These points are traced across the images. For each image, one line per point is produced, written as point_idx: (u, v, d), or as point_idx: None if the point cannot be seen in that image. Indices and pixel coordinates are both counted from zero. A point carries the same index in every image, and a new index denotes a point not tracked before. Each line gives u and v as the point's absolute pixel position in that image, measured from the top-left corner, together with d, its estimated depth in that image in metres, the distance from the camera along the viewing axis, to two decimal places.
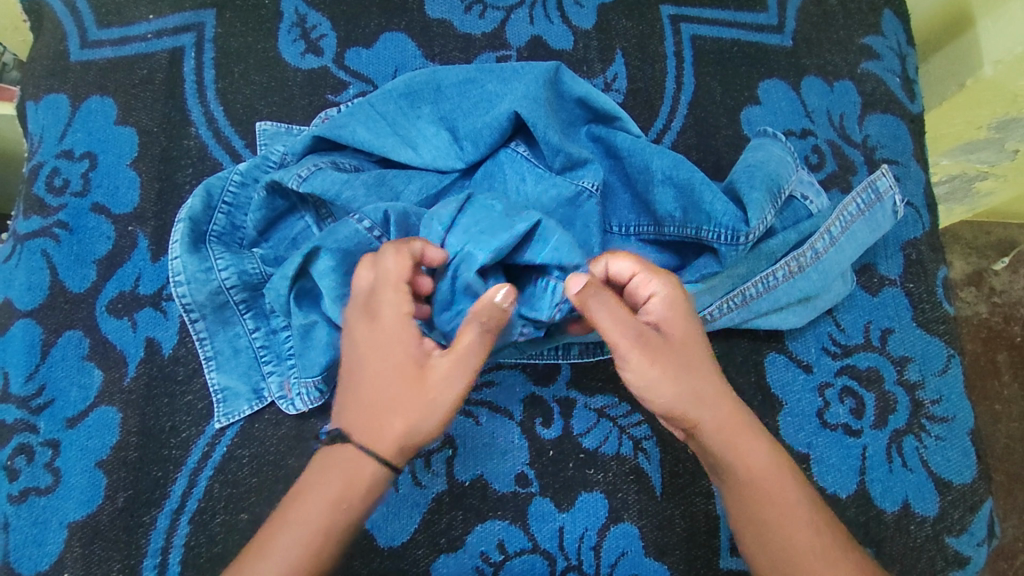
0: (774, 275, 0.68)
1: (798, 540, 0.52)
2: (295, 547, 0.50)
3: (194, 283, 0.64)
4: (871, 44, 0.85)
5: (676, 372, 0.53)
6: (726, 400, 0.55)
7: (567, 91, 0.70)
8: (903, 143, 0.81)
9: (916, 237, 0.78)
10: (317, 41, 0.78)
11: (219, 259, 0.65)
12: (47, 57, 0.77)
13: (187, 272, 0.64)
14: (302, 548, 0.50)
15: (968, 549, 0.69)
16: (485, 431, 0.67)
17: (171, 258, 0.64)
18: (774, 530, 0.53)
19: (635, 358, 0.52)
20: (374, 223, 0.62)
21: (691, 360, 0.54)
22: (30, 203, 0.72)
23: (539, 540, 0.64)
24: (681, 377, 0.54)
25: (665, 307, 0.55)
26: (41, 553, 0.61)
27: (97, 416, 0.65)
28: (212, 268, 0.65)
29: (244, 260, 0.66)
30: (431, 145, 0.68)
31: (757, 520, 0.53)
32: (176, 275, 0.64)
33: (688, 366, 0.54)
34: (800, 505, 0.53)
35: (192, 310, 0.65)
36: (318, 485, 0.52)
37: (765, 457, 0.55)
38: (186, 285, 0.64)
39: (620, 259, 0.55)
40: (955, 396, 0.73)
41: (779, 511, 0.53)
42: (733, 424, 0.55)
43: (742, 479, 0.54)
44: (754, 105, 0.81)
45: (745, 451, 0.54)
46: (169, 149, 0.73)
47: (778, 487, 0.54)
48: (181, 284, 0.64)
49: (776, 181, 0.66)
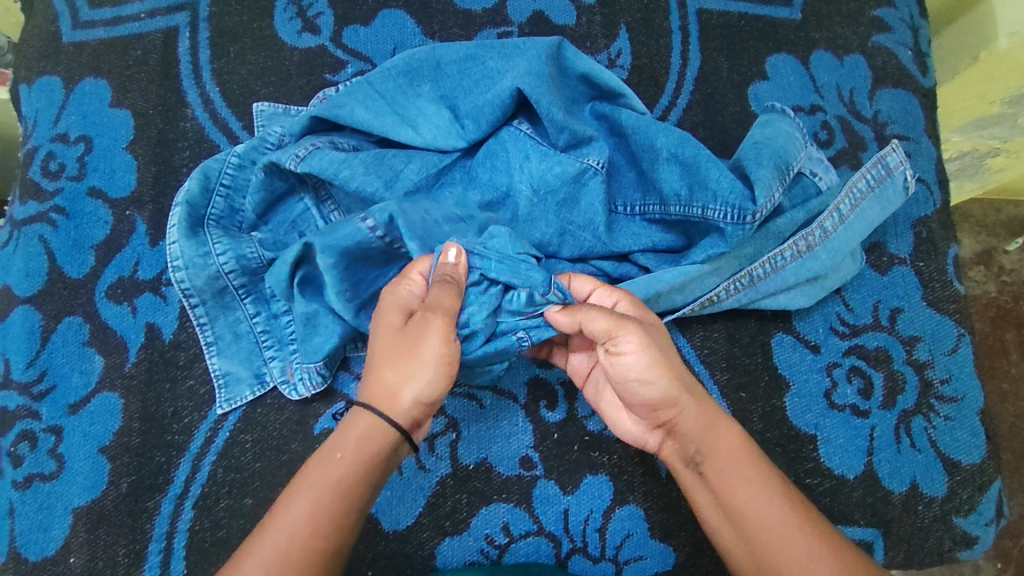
0: (781, 255, 0.67)
1: (772, 527, 0.51)
2: (308, 514, 0.49)
3: (192, 268, 0.63)
4: (883, 16, 0.83)
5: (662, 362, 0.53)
6: (700, 394, 0.55)
7: (570, 67, 0.68)
8: (915, 118, 0.80)
9: (927, 214, 0.77)
10: (314, 19, 0.77)
11: (218, 243, 0.64)
12: (39, 38, 0.75)
13: (184, 257, 0.63)
14: (315, 518, 0.49)
15: (976, 529, 0.69)
16: (488, 414, 0.66)
17: (169, 242, 0.63)
18: (748, 521, 0.52)
19: (631, 338, 0.53)
20: (377, 224, 0.61)
21: (673, 353, 0.55)
22: (27, 188, 0.71)
23: (544, 523, 0.64)
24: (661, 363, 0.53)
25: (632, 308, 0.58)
26: (47, 539, 0.61)
27: (100, 402, 0.64)
28: (210, 253, 0.63)
29: (243, 244, 0.65)
30: (432, 124, 0.66)
31: (729, 508, 0.53)
32: (174, 260, 0.63)
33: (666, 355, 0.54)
34: (774, 488, 0.53)
35: (192, 295, 0.64)
36: (333, 459, 0.51)
37: (742, 446, 0.55)
38: (185, 270, 0.63)
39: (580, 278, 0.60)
40: (964, 375, 0.72)
41: (750, 497, 0.52)
42: (706, 419, 0.55)
43: (722, 467, 0.54)
44: (762, 81, 0.79)
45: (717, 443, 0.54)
46: (166, 132, 0.72)
47: (755, 473, 0.53)
48: (179, 269, 0.63)
49: (784, 157, 0.64)
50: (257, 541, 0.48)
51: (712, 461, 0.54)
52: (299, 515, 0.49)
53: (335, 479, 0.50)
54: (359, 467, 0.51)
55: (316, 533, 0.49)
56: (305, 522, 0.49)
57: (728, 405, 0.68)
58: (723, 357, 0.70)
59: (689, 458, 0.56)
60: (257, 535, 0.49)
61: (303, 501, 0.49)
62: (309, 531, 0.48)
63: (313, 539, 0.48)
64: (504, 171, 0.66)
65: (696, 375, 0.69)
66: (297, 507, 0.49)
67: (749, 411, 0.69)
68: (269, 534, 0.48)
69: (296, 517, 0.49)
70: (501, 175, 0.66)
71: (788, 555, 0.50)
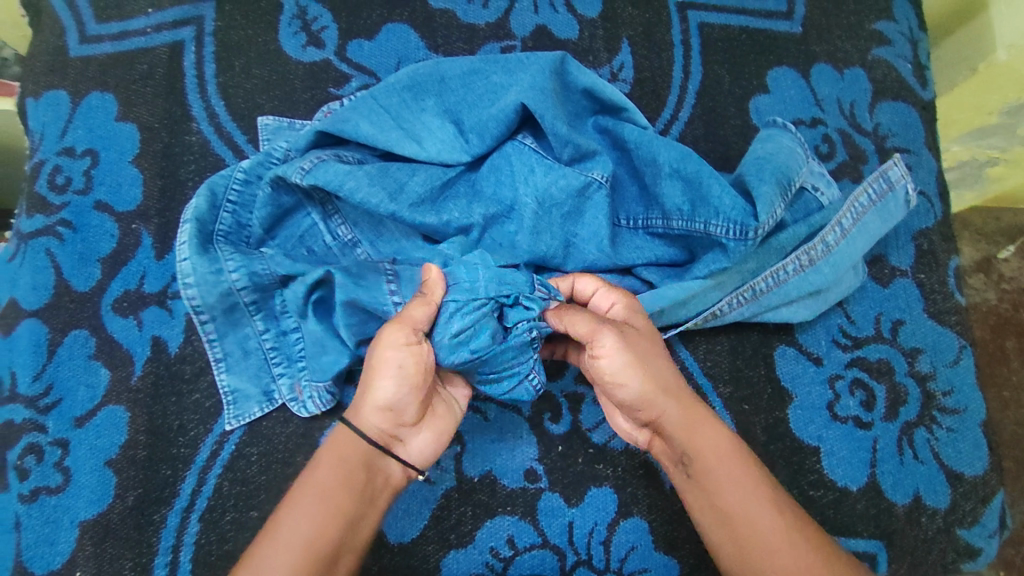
0: (784, 269, 0.67)
1: (759, 527, 0.52)
2: (301, 529, 0.51)
3: (204, 285, 0.62)
4: (882, 29, 0.84)
5: (642, 366, 0.55)
6: (683, 395, 0.56)
7: (573, 81, 0.69)
8: (914, 130, 0.80)
9: (928, 226, 0.77)
10: (318, 33, 0.77)
11: (229, 259, 0.63)
12: (46, 53, 0.76)
13: (197, 274, 0.62)
14: (308, 534, 0.51)
15: (979, 540, 0.69)
16: (493, 426, 0.67)
17: (179, 259, 0.62)
18: (738, 524, 0.53)
19: (608, 342, 0.54)
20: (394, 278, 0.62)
21: (656, 353, 0.56)
22: (33, 202, 0.71)
23: (549, 536, 0.64)
24: (635, 368, 0.54)
25: (627, 311, 0.59)
26: (52, 553, 0.61)
27: (106, 415, 0.65)
28: (222, 270, 0.63)
29: (255, 260, 0.64)
30: (436, 138, 0.66)
31: (718, 510, 0.54)
32: (185, 277, 0.62)
33: (649, 358, 0.55)
34: (763, 490, 0.54)
35: (202, 311, 0.63)
36: (314, 473, 0.54)
37: (731, 448, 0.55)
38: (196, 287, 0.62)
39: (583, 278, 0.61)
40: (966, 387, 0.72)
41: (739, 498, 0.53)
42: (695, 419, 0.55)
43: (710, 467, 0.54)
44: (763, 94, 0.80)
45: (706, 441, 0.55)
46: (172, 145, 0.73)
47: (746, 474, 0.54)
48: (191, 286, 0.62)
49: (786, 173, 0.65)
50: (251, 559, 0.50)
51: (701, 461, 0.55)
52: (291, 531, 0.51)
53: (322, 493, 0.52)
54: (344, 482, 0.53)
55: (311, 547, 0.50)
56: (298, 538, 0.50)
57: (731, 417, 0.69)
58: (726, 370, 0.70)
59: (678, 458, 0.56)
60: (252, 555, 0.51)
61: (296, 518, 0.51)
62: (304, 547, 0.50)
63: (309, 554, 0.50)
64: (510, 185, 0.66)
65: (700, 388, 0.69)
66: (288, 525, 0.51)
67: (752, 423, 0.69)
68: (262, 553, 0.50)
69: (289, 535, 0.51)
70: (506, 189, 0.66)
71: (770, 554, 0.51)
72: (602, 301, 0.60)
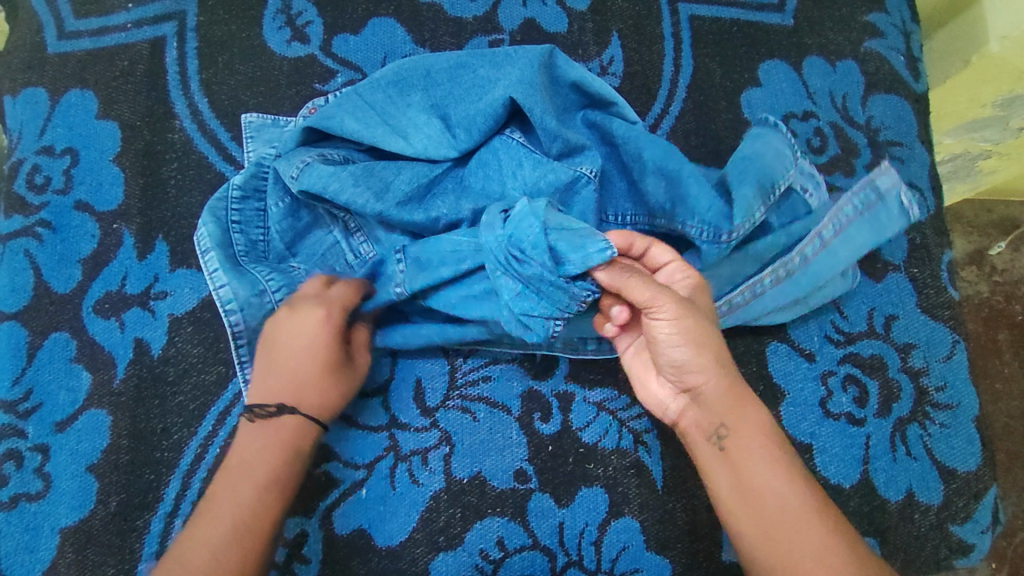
0: (761, 282, 0.66)
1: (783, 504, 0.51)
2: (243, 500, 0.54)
3: (248, 308, 0.62)
4: (874, 21, 0.83)
5: (696, 331, 0.53)
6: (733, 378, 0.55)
7: (562, 75, 0.68)
8: (907, 123, 0.79)
9: (920, 220, 0.76)
10: (303, 28, 0.76)
11: (267, 279, 0.64)
12: (23, 49, 0.74)
13: (238, 299, 0.62)
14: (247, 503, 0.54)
15: (971, 536, 0.68)
16: (483, 427, 0.66)
17: (217, 286, 0.62)
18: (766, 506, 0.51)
19: (669, 303, 0.52)
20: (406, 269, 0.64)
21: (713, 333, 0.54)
22: (11, 202, 0.70)
23: (539, 537, 0.64)
24: (702, 352, 0.53)
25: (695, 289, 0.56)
26: (33, 560, 0.60)
27: (87, 419, 0.63)
28: (263, 290, 0.63)
29: (293, 277, 0.65)
30: (423, 134, 0.65)
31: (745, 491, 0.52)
32: (228, 303, 0.62)
33: (706, 332, 0.54)
34: (783, 473, 0.52)
35: (242, 336, 0.63)
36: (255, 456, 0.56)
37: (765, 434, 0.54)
38: (240, 311, 0.62)
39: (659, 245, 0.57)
40: (959, 382, 0.72)
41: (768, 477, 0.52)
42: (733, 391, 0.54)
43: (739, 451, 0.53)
44: (755, 88, 0.79)
45: (745, 425, 0.54)
46: (153, 143, 0.71)
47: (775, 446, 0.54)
48: (234, 311, 0.62)
49: (770, 175, 0.64)
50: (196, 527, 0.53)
51: (738, 439, 0.54)
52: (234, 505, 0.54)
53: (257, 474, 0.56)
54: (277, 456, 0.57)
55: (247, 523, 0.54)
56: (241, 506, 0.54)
57: None
58: None
59: (711, 432, 0.54)
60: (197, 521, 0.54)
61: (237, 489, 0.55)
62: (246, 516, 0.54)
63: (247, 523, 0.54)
64: (498, 179, 0.65)
65: None
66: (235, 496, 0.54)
67: None
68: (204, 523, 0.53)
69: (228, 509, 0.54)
70: (495, 183, 0.65)
71: (800, 546, 0.50)
72: (670, 275, 0.57)
